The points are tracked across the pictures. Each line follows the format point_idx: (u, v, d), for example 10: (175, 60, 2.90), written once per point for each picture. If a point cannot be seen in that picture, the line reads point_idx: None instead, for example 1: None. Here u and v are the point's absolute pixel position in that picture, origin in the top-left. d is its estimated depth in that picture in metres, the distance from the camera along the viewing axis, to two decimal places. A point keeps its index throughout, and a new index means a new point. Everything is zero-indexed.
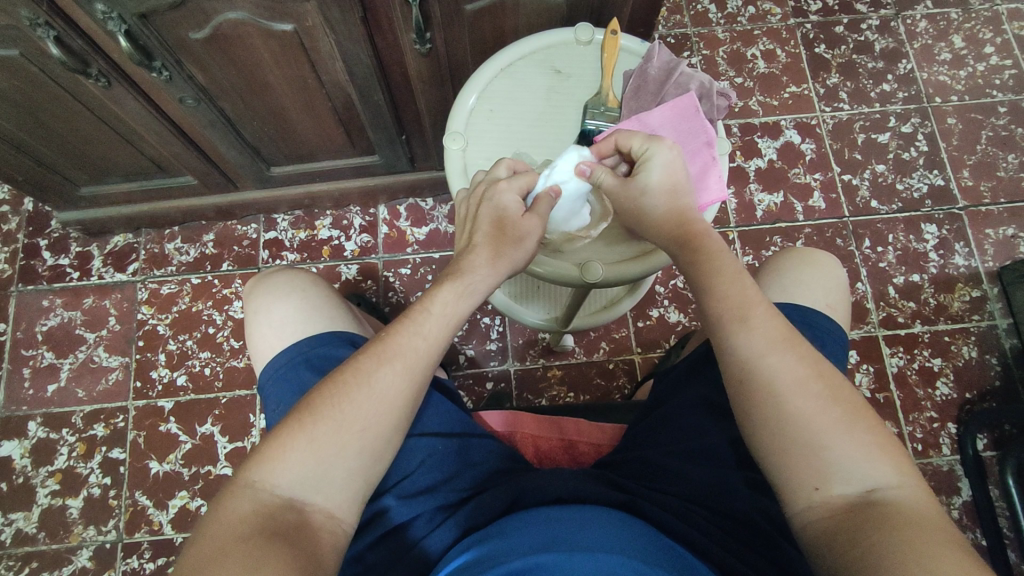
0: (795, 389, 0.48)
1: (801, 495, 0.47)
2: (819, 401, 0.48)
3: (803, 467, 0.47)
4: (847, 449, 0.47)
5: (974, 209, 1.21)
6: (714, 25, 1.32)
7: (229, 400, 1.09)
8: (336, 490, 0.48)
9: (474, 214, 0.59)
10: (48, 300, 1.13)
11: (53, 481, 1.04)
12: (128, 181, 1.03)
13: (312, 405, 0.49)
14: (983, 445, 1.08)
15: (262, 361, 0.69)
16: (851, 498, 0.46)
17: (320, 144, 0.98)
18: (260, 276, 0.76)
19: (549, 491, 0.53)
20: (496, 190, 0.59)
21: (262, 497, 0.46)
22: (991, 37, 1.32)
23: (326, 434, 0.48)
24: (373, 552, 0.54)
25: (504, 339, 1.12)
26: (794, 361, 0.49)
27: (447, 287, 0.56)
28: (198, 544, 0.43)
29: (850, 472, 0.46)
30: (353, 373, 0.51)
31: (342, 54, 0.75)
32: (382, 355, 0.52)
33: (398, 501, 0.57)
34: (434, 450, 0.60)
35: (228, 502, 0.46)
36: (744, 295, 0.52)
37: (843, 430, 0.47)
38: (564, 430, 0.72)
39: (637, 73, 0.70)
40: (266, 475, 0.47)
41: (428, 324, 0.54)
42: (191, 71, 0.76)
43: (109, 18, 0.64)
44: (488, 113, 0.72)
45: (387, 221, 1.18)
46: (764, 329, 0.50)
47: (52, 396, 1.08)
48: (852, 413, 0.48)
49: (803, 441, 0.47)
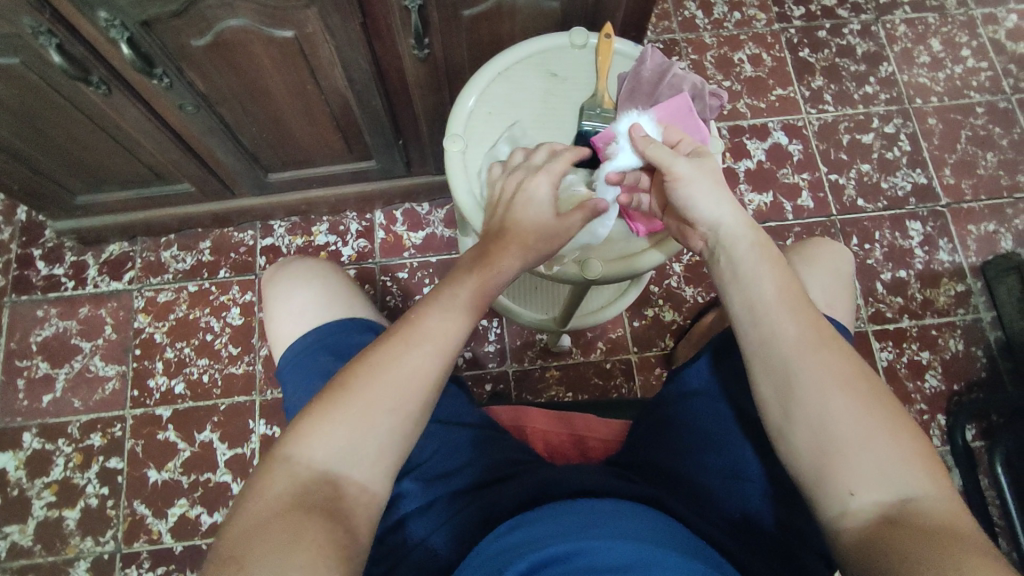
0: (825, 392, 0.49)
1: (835, 500, 0.47)
2: (856, 406, 0.48)
3: (833, 470, 0.47)
4: (888, 454, 0.46)
5: (957, 206, 1.24)
6: (700, 30, 1.35)
7: (228, 406, 1.08)
8: (367, 464, 0.49)
9: (508, 201, 0.62)
10: (43, 310, 1.12)
11: (49, 492, 1.03)
12: (125, 189, 1.03)
13: (345, 386, 0.50)
14: (972, 435, 1.11)
15: (281, 350, 0.72)
16: (886, 506, 0.45)
17: (317, 150, 0.99)
18: (280, 263, 0.79)
19: (577, 485, 0.54)
20: (534, 182, 0.62)
21: (297, 471, 0.47)
22: (968, 40, 1.36)
23: (360, 413, 0.49)
24: (391, 536, 0.57)
25: (502, 341, 1.13)
26: (827, 365, 0.50)
27: (476, 277, 0.57)
28: (241, 518, 0.45)
29: (887, 479, 0.46)
30: (383, 356, 0.51)
31: (341, 61, 0.77)
32: (411, 339, 0.52)
33: (414, 486, 0.60)
34: (448, 438, 0.64)
35: (268, 477, 0.47)
36: (775, 306, 0.53)
37: (883, 434, 0.47)
38: (574, 426, 0.73)
39: (631, 75, 0.72)
40: (302, 451, 0.48)
41: (454, 309, 0.55)
42: (190, 78, 0.77)
43: (112, 26, 0.65)
44: (486, 115, 0.74)
45: (384, 226, 1.19)
46: (793, 331, 0.51)
47: (48, 406, 1.07)
48: (895, 418, 0.48)
49: (838, 439, 0.48)
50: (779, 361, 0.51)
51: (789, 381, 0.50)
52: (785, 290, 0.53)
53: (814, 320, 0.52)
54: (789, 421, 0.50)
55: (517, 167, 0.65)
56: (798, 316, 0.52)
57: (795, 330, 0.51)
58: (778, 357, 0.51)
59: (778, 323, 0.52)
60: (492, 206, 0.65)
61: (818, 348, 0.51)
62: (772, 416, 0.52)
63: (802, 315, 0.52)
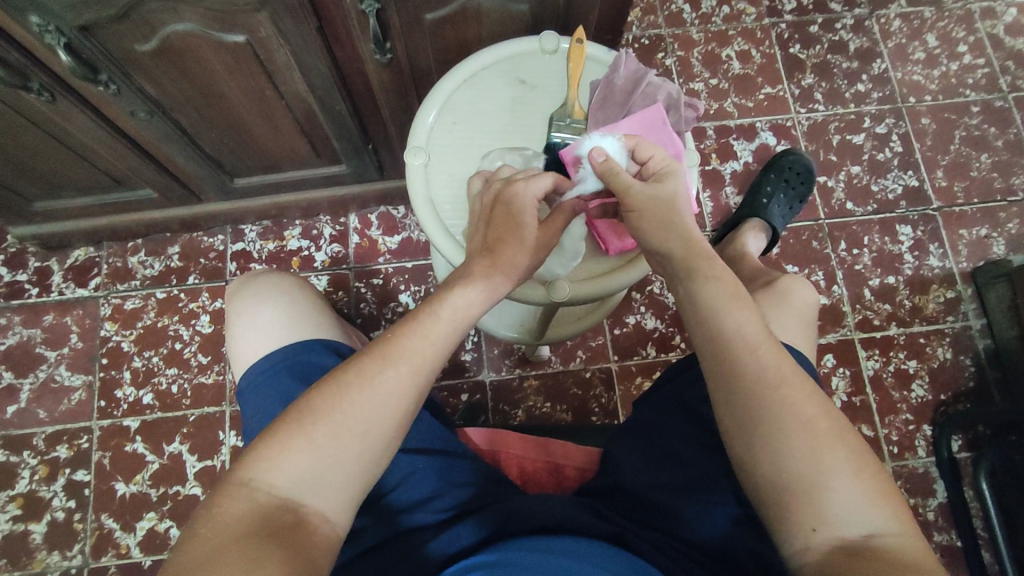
0: (797, 429, 0.46)
1: (799, 535, 0.45)
2: (825, 443, 0.46)
3: (798, 506, 0.45)
4: (855, 492, 0.45)
5: (948, 210, 1.21)
6: (688, 25, 1.31)
7: (197, 417, 1.06)
8: (331, 491, 0.46)
9: (488, 213, 0.58)
10: (6, 318, 1.09)
11: (14, 506, 1.01)
12: (86, 195, 0.99)
13: (312, 407, 0.47)
14: (958, 446, 1.09)
15: (243, 368, 0.69)
16: (850, 543, 0.44)
17: (284, 155, 0.95)
18: (247, 278, 0.76)
19: (536, 518, 0.53)
20: (515, 190, 0.56)
21: (257, 497, 0.44)
22: (964, 36, 1.32)
23: (327, 434, 0.46)
24: (345, 571, 0.54)
25: (479, 350, 1.10)
26: (797, 400, 0.47)
27: (460, 293, 0.53)
28: (193, 542, 0.42)
29: (853, 515, 0.44)
30: (357, 375, 0.48)
31: (299, 66, 0.73)
32: (387, 358, 0.49)
33: (374, 520, 0.57)
34: (417, 469, 0.60)
35: (224, 501, 0.44)
36: (748, 341, 0.48)
37: (842, 481, 0.45)
38: (551, 453, 0.70)
39: (603, 83, 0.68)
40: (263, 475, 0.45)
41: (435, 328, 0.52)
42: (140, 83, 0.73)
43: (46, 31, 0.61)
44: (450, 126, 0.70)
45: (358, 230, 1.15)
46: (761, 364, 0.48)
47: (12, 418, 1.05)
48: (861, 456, 0.46)
49: (801, 477, 0.45)
50: (749, 395, 0.47)
51: (759, 417, 0.47)
52: (756, 326, 0.49)
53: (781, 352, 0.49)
54: (753, 458, 0.47)
55: (497, 179, 0.60)
56: (770, 348, 0.48)
57: (763, 361, 0.48)
58: (747, 391, 0.47)
59: (748, 355, 0.48)
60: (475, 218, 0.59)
61: (788, 382, 0.47)
62: (738, 451, 0.48)
63: (773, 348, 0.48)
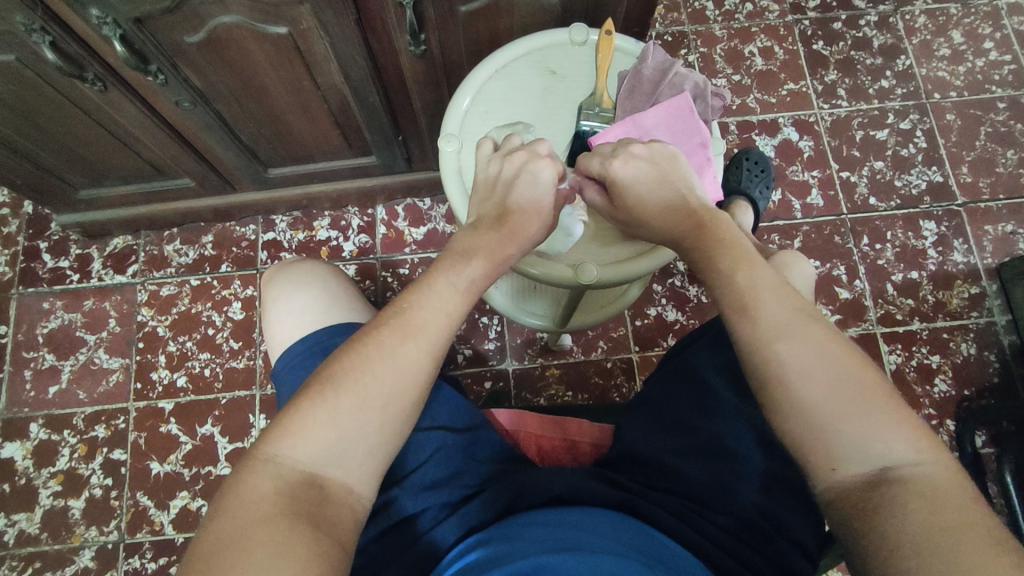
0: (807, 376, 0.44)
1: (820, 473, 0.44)
2: (829, 384, 0.44)
3: (810, 450, 0.44)
4: (866, 431, 0.42)
5: (973, 205, 1.20)
6: (711, 22, 1.32)
7: (229, 400, 1.09)
8: (356, 464, 0.46)
9: (504, 187, 0.60)
10: (49, 302, 1.14)
11: (55, 482, 1.05)
12: (127, 184, 1.03)
13: (334, 378, 0.47)
14: (981, 442, 1.08)
15: (278, 352, 0.72)
16: (867, 477, 0.42)
17: (317, 146, 0.98)
18: (277, 266, 0.79)
19: (547, 491, 0.55)
20: (535, 167, 0.59)
21: (282, 471, 0.44)
22: (991, 32, 1.31)
23: (349, 406, 0.46)
24: (376, 544, 0.56)
25: (502, 338, 1.12)
26: (808, 344, 0.45)
27: (471, 267, 0.55)
28: (221, 522, 0.41)
29: (866, 450, 0.42)
30: (375, 348, 0.49)
31: (337, 56, 0.75)
32: (405, 331, 0.50)
33: (405, 494, 0.59)
34: (443, 446, 0.62)
35: (247, 477, 0.43)
36: (743, 290, 0.48)
37: (852, 415, 0.43)
38: (567, 430, 0.71)
39: (631, 73, 0.70)
40: (288, 450, 0.44)
41: (450, 300, 0.53)
42: (186, 74, 0.76)
43: (104, 23, 0.64)
44: (482, 114, 0.72)
45: (385, 221, 1.18)
46: (772, 313, 0.47)
47: (54, 397, 1.09)
48: (873, 393, 0.43)
49: (818, 427, 0.43)
50: (749, 347, 0.47)
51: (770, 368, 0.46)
52: (759, 273, 0.49)
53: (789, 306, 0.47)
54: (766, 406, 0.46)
55: (514, 151, 0.62)
56: (779, 297, 0.48)
57: (767, 311, 0.47)
58: (749, 342, 0.47)
59: (756, 304, 0.47)
60: (486, 187, 0.62)
61: (795, 327, 0.46)
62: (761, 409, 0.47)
63: (782, 295, 0.48)
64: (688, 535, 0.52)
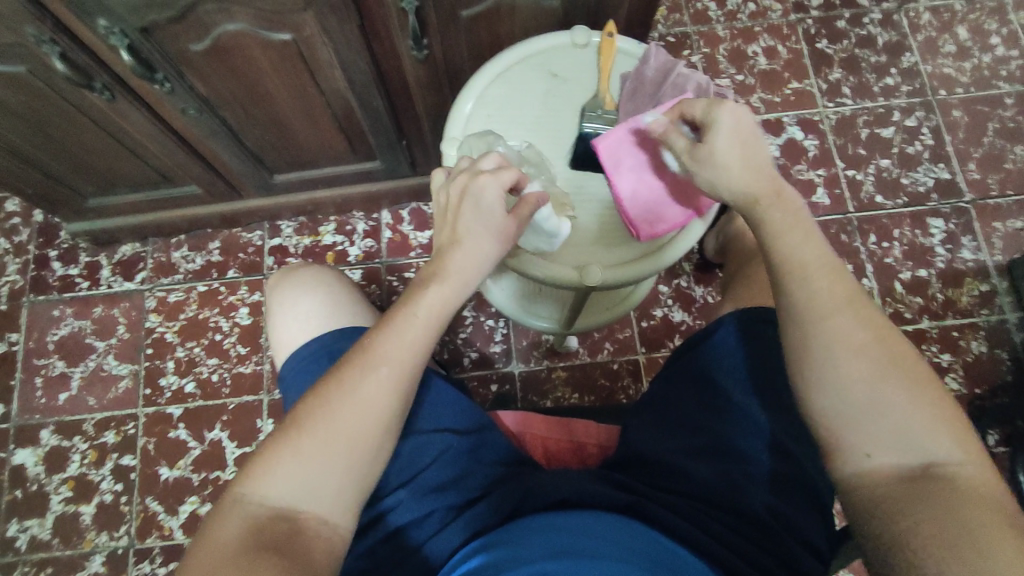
0: (854, 356, 0.48)
1: (851, 460, 0.47)
2: (878, 369, 0.47)
3: (848, 433, 0.47)
4: (911, 421, 0.45)
5: (981, 202, 1.19)
6: (713, 23, 1.32)
7: (237, 405, 1.10)
8: (325, 498, 0.48)
9: (454, 208, 0.57)
10: (59, 310, 1.15)
11: (66, 488, 1.06)
12: (135, 191, 1.04)
13: (298, 419, 0.49)
14: (994, 441, 1.07)
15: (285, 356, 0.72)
16: (904, 467, 0.45)
17: (321, 152, 0.99)
18: (284, 271, 0.79)
19: (555, 494, 0.55)
20: (478, 184, 0.56)
21: (251, 511, 0.46)
22: (997, 28, 1.30)
23: (312, 444, 0.48)
24: (381, 547, 0.56)
25: (508, 341, 1.12)
26: (853, 325, 0.48)
27: (434, 291, 0.55)
28: (194, 561, 0.44)
29: (906, 440, 0.45)
30: (337, 384, 0.50)
31: (341, 62, 0.76)
32: (366, 364, 0.51)
33: (409, 497, 0.58)
34: (448, 448, 0.61)
35: (220, 517, 0.47)
36: (795, 270, 0.51)
37: (899, 403, 0.46)
38: (574, 432, 0.71)
39: (633, 75, 0.70)
40: (256, 490, 0.47)
41: (411, 328, 0.53)
42: (192, 82, 0.77)
43: (111, 33, 0.65)
44: (486, 118, 0.72)
45: (390, 225, 1.19)
46: (825, 291, 0.50)
47: (64, 404, 1.10)
48: (921, 387, 0.47)
49: (862, 410, 0.47)
50: (804, 320, 0.50)
51: (826, 344, 0.48)
52: (810, 252, 0.51)
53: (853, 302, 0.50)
54: (809, 378, 0.49)
55: (460, 171, 0.59)
56: (834, 280, 0.50)
57: (816, 290, 0.50)
58: (803, 313, 0.50)
59: (812, 281, 0.50)
60: (438, 214, 0.59)
61: (847, 308, 0.49)
62: (800, 382, 0.50)
63: (837, 279, 0.50)
64: (693, 536, 0.52)
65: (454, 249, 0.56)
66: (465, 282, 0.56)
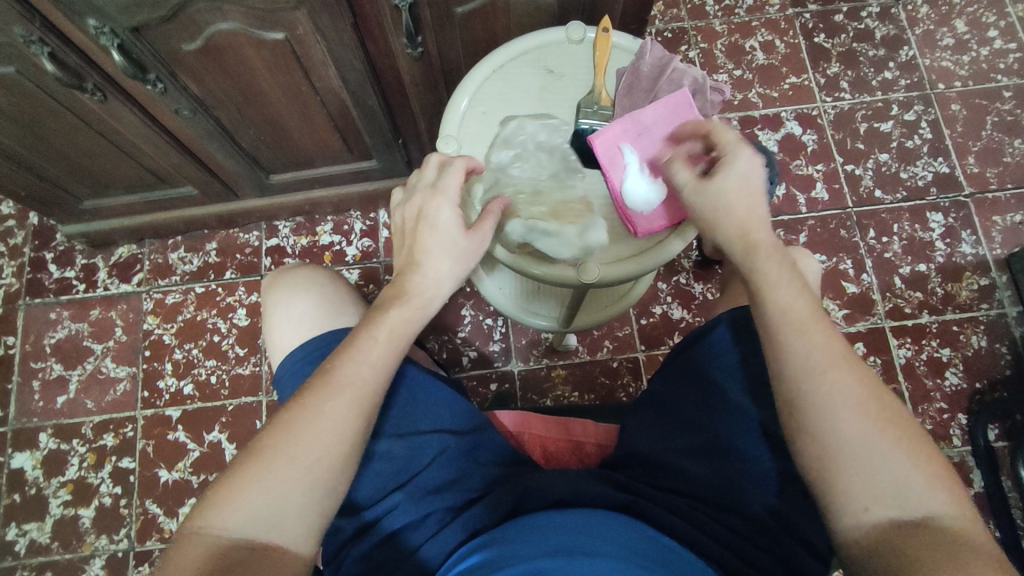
0: (852, 410, 0.48)
1: (847, 512, 0.47)
2: (874, 423, 0.47)
3: (848, 487, 0.47)
4: (903, 473, 0.46)
5: (981, 196, 1.19)
6: (710, 18, 1.31)
7: (235, 407, 1.09)
8: (288, 524, 0.48)
9: (412, 231, 0.59)
10: (56, 313, 1.14)
11: (65, 491, 1.05)
12: (131, 193, 1.04)
13: (260, 446, 0.49)
14: (995, 435, 1.07)
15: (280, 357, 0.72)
16: (899, 521, 0.45)
17: (317, 151, 0.99)
18: (278, 271, 0.79)
19: (549, 494, 0.55)
20: (432, 206, 0.58)
21: (212, 540, 0.46)
22: (995, 21, 1.30)
23: (273, 471, 0.48)
24: (380, 551, 0.56)
25: (506, 339, 1.12)
26: (850, 379, 0.49)
27: (394, 315, 0.56)
28: None
29: (902, 495, 0.46)
30: (299, 410, 0.51)
31: (335, 61, 0.76)
32: (328, 388, 0.51)
33: (406, 499, 0.58)
34: (446, 449, 0.61)
35: (182, 549, 0.46)
36: (791, 322, 0.51)
37: (893, 456, 0.46)
38: (572, 431, 0.71)
39: (629, 70, 0.70)
40: (216, 520, 0.47)
41: (372, 352, 0.54)
42: (185, 82, 0.76)
43: (101, 33, 0.64)
44: (480, 116, 0.72)
45: (387, 225, 1.18)
46: (820, 346, 0.50)
47: (62, 407, 1.09)
48: (910, 441, 0.47)
49: (861, 464, 0.47)
50: (802, 372, 0.50)
51: (824, 395, 0.49)
52: (803, 305, 0.52)
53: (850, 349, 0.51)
54: (807, 429, 0.49)
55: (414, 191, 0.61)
56: (828, 335, 0.51)
57: (811, 344, 0.50)
58: (798, 367, 0.50)
59: (808, 333, 0.51)
60: (400, 237, 0.61)
61: (843, 364, 0.49)
62: (796, 434, 0.50)
63: (827, 332, 0.51)
64: (693, 536, 0.52)
65: (417, 275, 0.58)
66: (426, 307, 0.58)
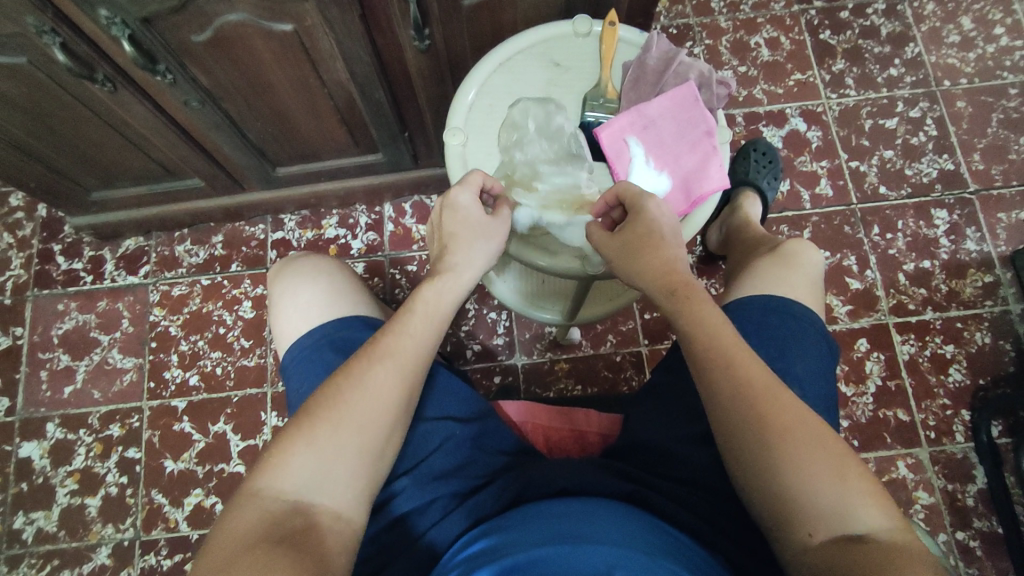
0: (784, 439, 0.49)
1: (796, 538, 0.48)
2: (808, 448, 0.49)
3: (794, 514, 0.48)
4: (837, 495, 0.48)
5: (986, 193, 1.19)
6: (716, 14, 1.31)
7: (240, 398, 1.10)
8: (337, 489, 0.49)
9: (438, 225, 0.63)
10: (63, 304, 1.15)
11: (72, 480, 1.06)
12: (139, 185, 1.04)
13: (310, 412, 0.51)
14: (998, 432, 1.07)
15: (285, 344, 0.72)
16: (841, 536, 0.47)
17: (323, 144, 0.99)
18: (284, 261, 0.80)
19: (553, 483, 0.55)
20: (450, 197, 0.63)
21: (267, 504, 0.47)
22: (1001, 18, 1.29)
23: (324, 435, 0.50)
24: (386, 535, 0.56)
25: (510, 333, 1.12)
26: (785, 406, 0.51)
27: (428, 289, 0.59)
28: (211, 553, 0.44)
29: (839, 513, 0.47)
30: (345, 377, 0.53)
31: (342, 53, 0.76)
32: (373, 357, 0.54)
33: (412, 485, 0.58)
34: (451, 435, 0.61)
35: (237, 512, 0.47)
36: (720, 354, 0.53)
37: (827, 479, 0.48)
38: (575, 421, 0.71)
39: (635, 64, 0.70)
40: (271, 483, 0.48)
41: (412, 324, 0.57)
42: (194, 74, 0.77)
43: (112, 23, 0.65)
44: (487, 107, 0.72)
45: (392, 219, 1.19)
46: (752, 378, 0.52)
47: (69, 397, 1.10)
48: (844, 462, 0.49)
49: (796, 491, 0.48)
50: (739, 403, 0.51)
51: (759, 420, 0.50)
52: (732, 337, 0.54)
53: (762, 367, 0.53)
54: (748, 459, 0.50)
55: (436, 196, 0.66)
56: (755, 366, 0.52)
57: (742, 377, 0.52)
58: (733, 398, 0.51)
59: (740, 362, 0.52)
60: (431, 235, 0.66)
61: (771, 393, 0.51)
62: (736, 464, 0.52)
63: (754, 364, 0.53)
64: (695, 525, 0.53)
65: (452, 256, 0.61)
66: (457, 281, 0.61)
